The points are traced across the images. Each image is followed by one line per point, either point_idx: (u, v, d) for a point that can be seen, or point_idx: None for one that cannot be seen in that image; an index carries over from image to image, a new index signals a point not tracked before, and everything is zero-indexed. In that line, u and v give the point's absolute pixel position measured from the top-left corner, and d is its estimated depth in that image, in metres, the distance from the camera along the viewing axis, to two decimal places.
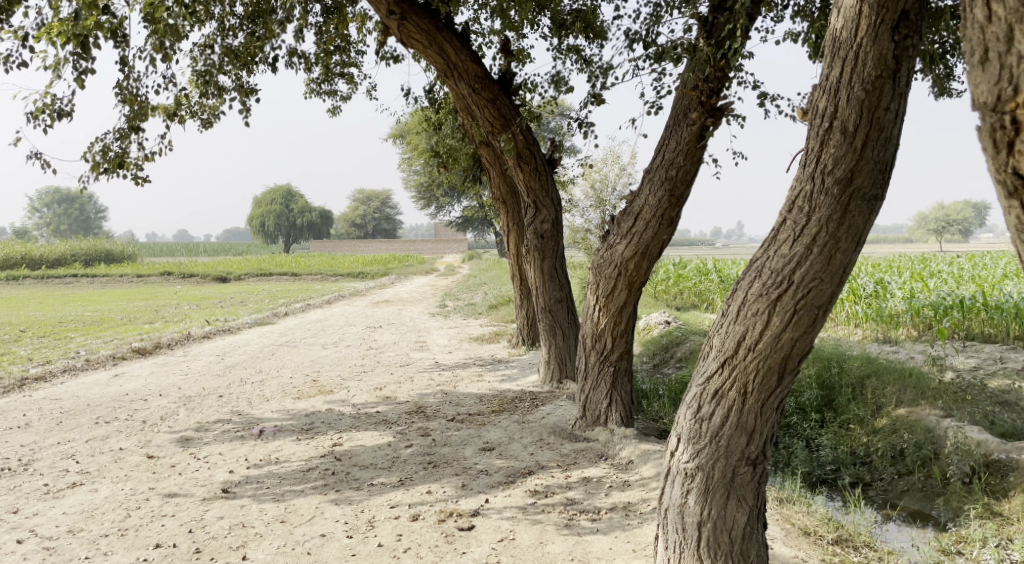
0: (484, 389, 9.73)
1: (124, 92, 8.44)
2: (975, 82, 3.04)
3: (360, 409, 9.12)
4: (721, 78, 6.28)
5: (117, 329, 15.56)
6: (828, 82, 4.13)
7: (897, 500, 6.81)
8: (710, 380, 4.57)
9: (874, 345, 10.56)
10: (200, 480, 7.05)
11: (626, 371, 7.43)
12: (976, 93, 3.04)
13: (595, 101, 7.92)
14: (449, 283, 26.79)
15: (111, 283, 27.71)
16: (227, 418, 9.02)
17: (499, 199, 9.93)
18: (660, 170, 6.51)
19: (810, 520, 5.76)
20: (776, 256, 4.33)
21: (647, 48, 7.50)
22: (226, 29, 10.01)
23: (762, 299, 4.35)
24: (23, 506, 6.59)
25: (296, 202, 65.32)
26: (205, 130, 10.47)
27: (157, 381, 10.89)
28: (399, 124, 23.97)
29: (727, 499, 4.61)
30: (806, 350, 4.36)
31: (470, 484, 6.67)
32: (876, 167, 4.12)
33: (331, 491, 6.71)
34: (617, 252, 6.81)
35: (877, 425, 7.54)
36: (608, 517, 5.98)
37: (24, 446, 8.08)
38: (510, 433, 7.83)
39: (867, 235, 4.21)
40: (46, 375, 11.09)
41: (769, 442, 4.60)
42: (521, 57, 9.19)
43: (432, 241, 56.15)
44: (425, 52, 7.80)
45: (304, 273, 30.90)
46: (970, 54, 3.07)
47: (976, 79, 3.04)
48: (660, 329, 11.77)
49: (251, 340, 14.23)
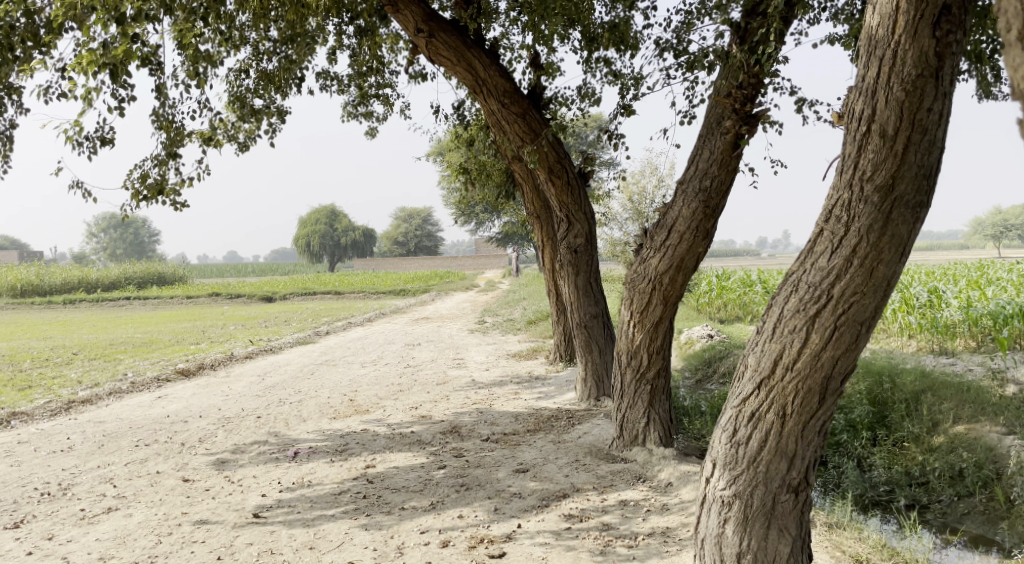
0: (520, 408, 9.52)
1: (160, 118, 8.49)
2: (1015, 65, 2.76)
3: (394, 429, 8.98)
4: (755, 85, 6.04)
5: (164, 350, 15.72)
6: (864, 82, 3.86)
7: (957, 523, 6.43)
8: (746, 403, 4.30)
9: (929, 357, 10.13)
10: (232, 505, 6.96)
11: (663, 388, 7.18)
12: (1016, 78, 2.75)
13: (626, 112, 7.69)
14: (491, 298, 26.64)
15: (162, 305, 28.20)
16: (264, 439, 8.95)
17: (532, 215, 9.74)
18: (693, 180, 6.25)
19: (861, 547, 5.41)
20: (813, 269, 4.05)
21: (679, 56, 7.23)
22: (261, 54, 10.07)
23: (799, 316, 4.08)
24: (58, 532, 6.55)
25: (340, 222, 66.51)
26: (241, 153, 10.53)
27: (198, 403, 10.90)
28: (439, 143, 24.12)
29: (767, 528, 4.32)
30: (847, 370, 4.07)
31: (503, 508, 6.46)
32: (920, 172, 3.84)
33: (361, 515, 6.55)
34: (650, 267, 6.54)
35: (933, 443, 7.14)
36: (646, 543, 5.72)
37: (64, 470, 8.09)
38: (545, 454, 7.59)
39: (911, 246, 3.92)
40: (92, 397, 11.18)
41: (812, 468, 4.30)
42: (551, 70, 9.00)
43: (476, 257, 56.36)
44: (453, 69, 7.69)
45: (348, 291, 31.04)
46: (1008, 30, 2.79)
47: (1016, 61, 2.76)
48: (701, 343, 11.41)
49: (291, 359, 14.22)
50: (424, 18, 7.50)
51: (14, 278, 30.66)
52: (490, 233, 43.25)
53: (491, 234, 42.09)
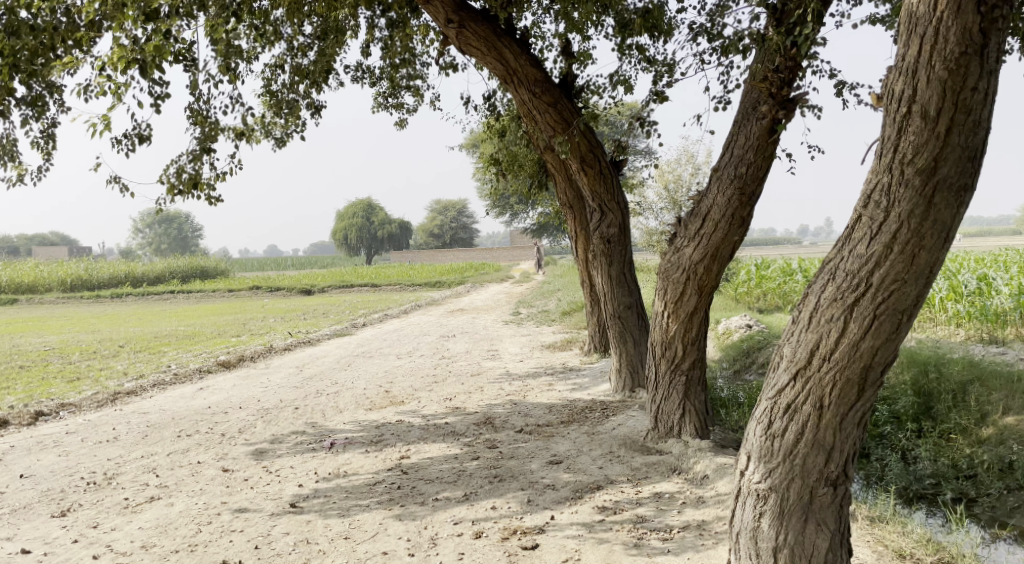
0: (555, 399, 9.46)
1: (195, 114, 8.58)
2: None
3: (429, 420, 8.99)
4: (792, 68, 5.88)
5: (206, 343, 15.96)
6: (904, 62, 3.73)
7: (1006, 518, 6.23)
8: (781, 394, 4.19)
9: (977, 346, 9.87)
10: (270, 494, 7.01)
11: (698, 379, 7.08)
12: None
13: (658, 98, 7.58)
14: (526, 290, 26.62)
15: (205, 298, 28.67)
16: (301, 430, 9.02)
17: (565, 205, 9.67)
18: (728, 167, 6.12)
19: (905, 541, 5.28)
20: (851, 256, 3.93)
21: (713, 41, 7.10)
22: (295, 48, 10.12)
23: (836, 305, 3.96)
24: (103, 521, 6.65)
25: (377, 215, 67.05)
26: (277, 149, 10.60)
27: (238, 394, 11.03)
28: (473, 134, 24.18)
29: (804, 523, 4.22)
30: (887, 360, 3.94)
31: (536, 499, 6.42)
32: (964, 154, 3.69)
33: (395, 506, 6.56)
34: (684, 256, 6.43)
35: (981, 435, 6.97)
36: (681, 537, 5.64)
37: (109, 460, 8.24)
38: (578, 445, 7.53)
39: (955, 231, 3.78)
40: (137, 389, 11.39)
41: (851, 461, 4.18)
42: (583, 58, 8.90)
43: (512, 248, 56.38)
44: (484, 59, 7.64)
45: (385, 284, 31.23)
46: None
47: None
48: (740, 334, 11.25)
49: (329, 352, 14.32)
50: (454, 8, 7.45)
51: (64, 273, 31.42)
52: (525, 224, 43.28)
53: (527, 225, 42.03)
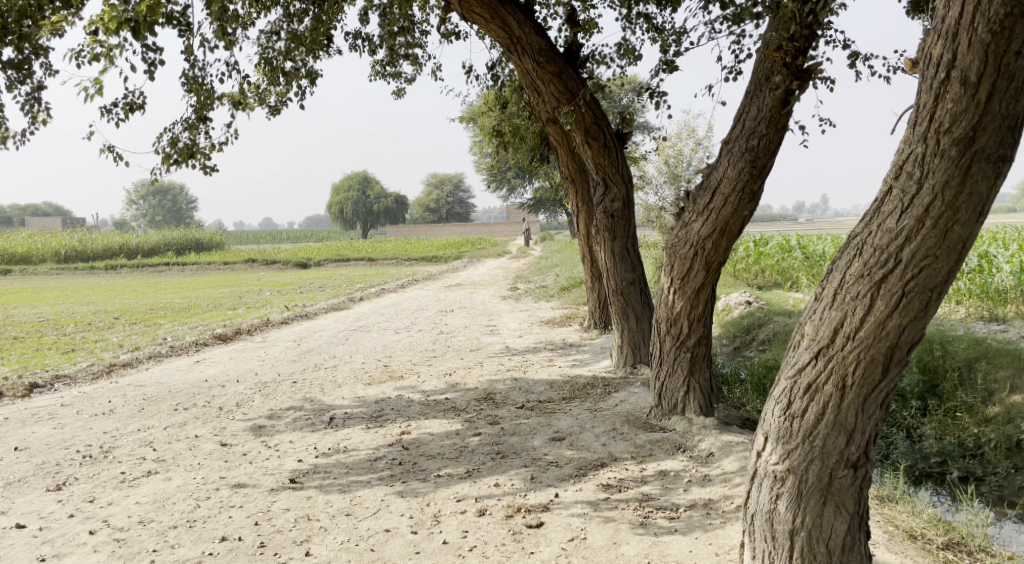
0: (555, 375, 9.35)
1: (190, 81, 8.36)
2: None
3: (428, 396, 8.88)
4: (807, 36, 5.72)
5: (203, 315, 15.85)
6: (944, 25, 3.57)
7: (1014, 497, 6.16)
8: (802, 373, 4.07)
9: (979, 323, 9.79)
10: (269, 469, 6.91)
11: (703, 356, 6.95)
12: None
13: (667, 68, 7.40)
14: (522, 265, 26.50)
15: (200, 271, 28.45)
16: (299, 405, 8.91)
17: (567, 179, 9.50)
18: (739, 140, 5.95)
19: (916, 521, 5.19)
20: (879, 231, 3.79)
21: (725, 8, 6.91)
22: (291, 15, 9.87)
23: (863, 281, 3.82)
24: (99, 495, 6.53)
25: (372, 189, 66.68)
26: (272, 117, 10.38)
27: (235, 368, 10.90)
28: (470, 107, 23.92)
29: (823, 505, 4.12)
30: (914, 339, 3.82)
31: (539, 477, 6.32)
32: (1004, 123, 3.54)
33: (397, 482, 6.46)
34: (693, 231, 6.29)
35: (988, 413, 6.88)
36: (687, 515, 5.55)
37: (105, 433, 8.12)
38: (581, 422, 7.43)
39: (991, 205, 3.64)
40: (133, 361, 11.25)
41: (871, 443, 4.07)
42: (588, 26, 8.68)
43: (507, 224, 56.21)
44: (487, 26, 7.42)
45: (381, 257, 31.05)
46: None
47: None
48: (739, 310, 11.15)
49: (326, 325, 14.18)
50: None
51: (58, 244, 31.12)
52: (521, 199, 43.03)
53: (522, 200, 41.76)
